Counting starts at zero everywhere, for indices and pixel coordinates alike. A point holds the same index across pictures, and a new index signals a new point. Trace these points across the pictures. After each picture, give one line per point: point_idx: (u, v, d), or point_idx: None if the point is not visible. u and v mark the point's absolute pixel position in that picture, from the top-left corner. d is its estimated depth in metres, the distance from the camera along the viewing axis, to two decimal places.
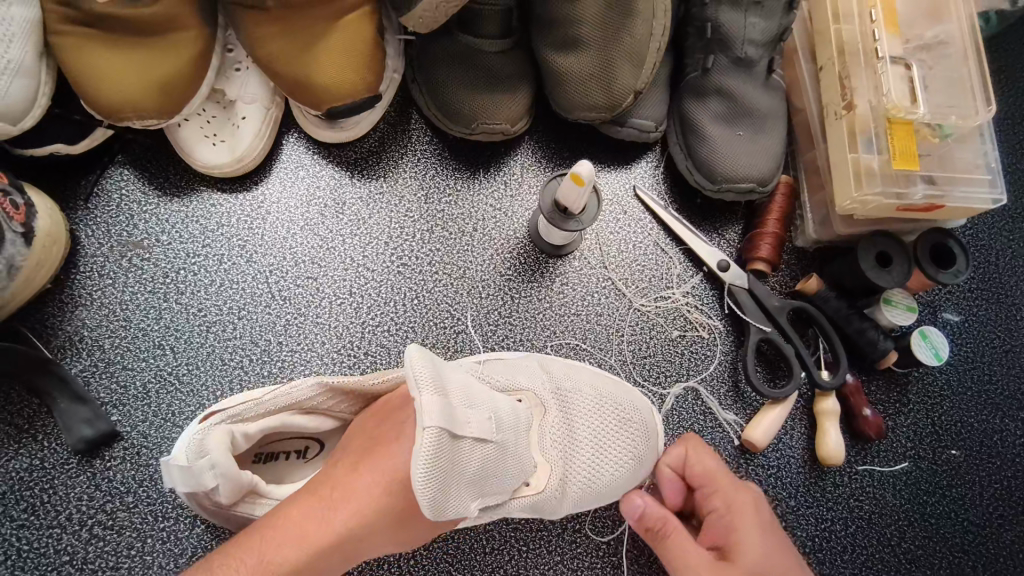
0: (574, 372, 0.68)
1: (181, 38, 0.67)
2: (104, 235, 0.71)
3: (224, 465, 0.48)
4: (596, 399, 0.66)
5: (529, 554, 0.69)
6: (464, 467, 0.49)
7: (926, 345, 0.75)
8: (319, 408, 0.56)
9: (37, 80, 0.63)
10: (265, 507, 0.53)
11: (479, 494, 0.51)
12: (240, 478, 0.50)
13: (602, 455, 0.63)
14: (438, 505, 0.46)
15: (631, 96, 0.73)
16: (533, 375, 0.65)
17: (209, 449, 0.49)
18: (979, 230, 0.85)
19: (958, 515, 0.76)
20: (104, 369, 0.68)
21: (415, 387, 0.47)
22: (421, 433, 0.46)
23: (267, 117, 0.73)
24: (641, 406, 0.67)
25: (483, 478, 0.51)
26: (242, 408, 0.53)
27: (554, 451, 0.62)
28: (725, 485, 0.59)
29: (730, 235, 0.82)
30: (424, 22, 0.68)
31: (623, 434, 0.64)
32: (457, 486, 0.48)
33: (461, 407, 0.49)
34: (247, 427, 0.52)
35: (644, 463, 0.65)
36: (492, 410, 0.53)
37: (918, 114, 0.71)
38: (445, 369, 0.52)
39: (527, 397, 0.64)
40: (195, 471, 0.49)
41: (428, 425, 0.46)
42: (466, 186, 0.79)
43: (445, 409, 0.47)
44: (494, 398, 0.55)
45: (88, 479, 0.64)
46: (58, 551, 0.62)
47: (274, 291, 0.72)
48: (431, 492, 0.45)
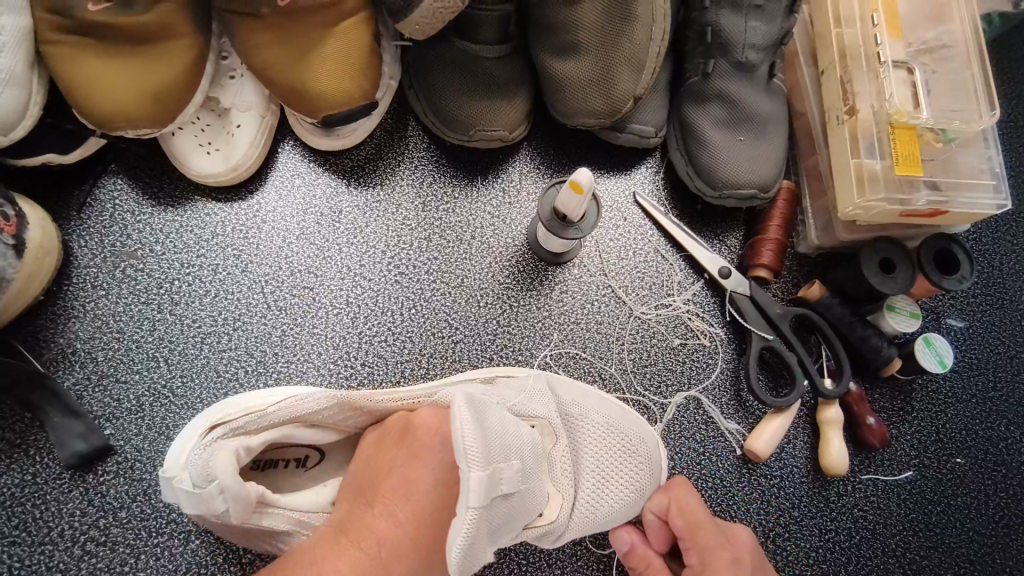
0: (581, 395, 0.68)
1: (174, 46, 0.65)
2: (97, 246, 0.70)
3: (233, 490, 0.47)
4: (605, 428, 0.65)
5: (528, 568, 0.68)
6: (494, 522, 0.48)
7: (930, 352, 0.74)
8: (321, 420, 0.55)
9: (28, 90, 0.62)
10: (273, 517, 0.51)
11: (500, 541, 0.50)
12: (247, 496, 0.48)
13: (605, 484, 0.62)
14: (465, 568, 0.45)
15: (630, 102, 0.72)
16: (547, 402, 0.64)
17: (215, 472, 0.47)
18: (982, 234, 0.84)
19: (963, 524, 0.75)
20: (97, 382, 0.67)
21: (465, 462, 0.45)
22: (462, 512, 0.45)
23: (262, 125, 0.72)
24: (647, 436, 0.66)
25: (505, 526, 0.49)
26: (245, 421, 0.52)
27: (565, 481, 0.61)
28: (705, 527, 0.59)
29: (731, 242, 0.81)
30: (421, 29, 0.67)
31: (628, 465, 0.64)
32: (485, 542, 0.47)
33: (501, 465, 0.47)
34: (249, 441, 0.52)
35: (645, 495, 0.64)
36: (521, 454, 0.51)
37: (921, 118, 0.70)
38: (488, 413, 0.50)
39: (540, 423, 0.63)
40: (206, 496, 0.47)
41: (470, 505, 0.45)
42: (464, 194, 0.78)
43: (490, 480, 0.46)
44: (520, 436, 0.53)
45: (81, 494, 0.64)
46: (51, 568, 0.61)
47: (270, 302, 0.71)
48: (461, 564, 0.45)
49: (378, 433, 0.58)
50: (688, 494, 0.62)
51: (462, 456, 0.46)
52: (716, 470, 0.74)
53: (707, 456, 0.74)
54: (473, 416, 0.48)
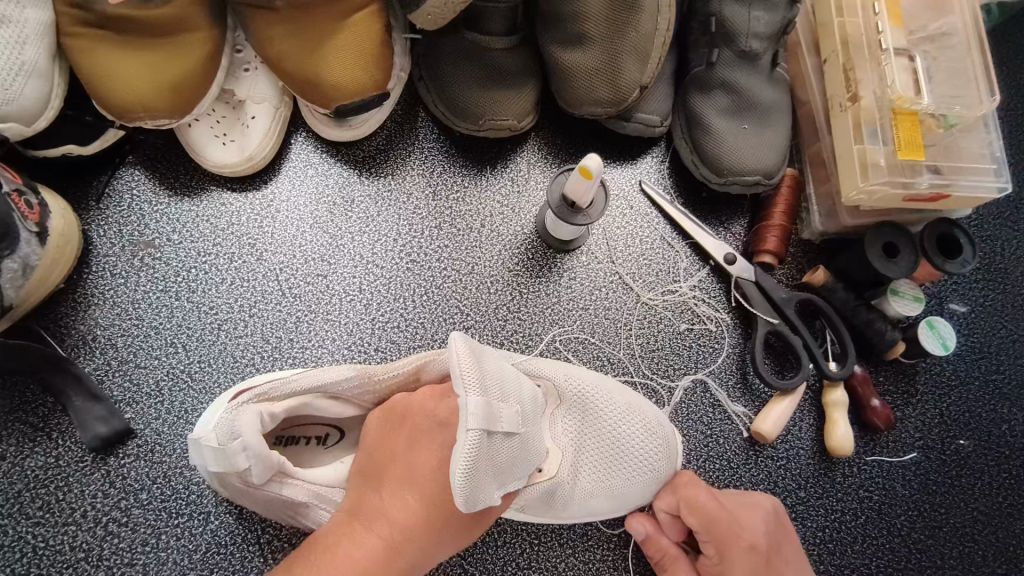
0: (599, 377, 0.68)
1: (190, 39, 0.67)
2: (115, 235, 0.72)
3: (257, 446, 0.49)
4: (626, 411, 0.66)
5: (540, 547, 0.69)
6: (496, 459, 0.49)
7: (933, 335, 0.76)
8: (342, 394, 0.57)
9: (50, 82, 0.64)
10: (292, 488, 0.53)
11: (502, 488, 0.51)
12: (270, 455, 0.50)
13: (618, 463, 0.65)
14: (472, 500, 0.47)
15: (637, 91, 0.74)
16: (559, 370, 0.66)
17: (240, 429, 0.50)
18: (984, 221, 0.85)
19: (967, 504, 0.76)
20: (117, 367, 0.68)
21: (461, 385, 0.47)
22: (463, 433, 0.46)
23: (276, 116, 0.74)
24: (664, 422, 0.68)
25: (507, 468, 0.51)
26: (270, 387, 0.53)
27: (564, 440, 0.65)
28: (720, 523, 0.62)
29: (735, 229, 0.82)
30: (432, 20, 0.68)
31: (646, 444, 0.65)
32: (488, 480, 0.48)
33: (499, 400, 0.50)
34: (273, 407, 0.53)
35: (659, 476, 0.66)
36: (520, 399, 0.54)
37: (922, 104, 0.71)
38: (486, 355, 0.53)
39: (546, 384, 0.66)
40: (228, 454, 0.49)
41: (471, 426, 0.46)
42: (473, 183, 0.79)
43: (488, 408, 0.48)
44: (519, 384, 0.55)
45: (103, 476, 0.65)
46: (74, 547, 0.63)
47: (285, 289, 0.73)
48: (468, 486, 0.46)
49: (381, 414, 0.56)
50: (696, 492, 0.65)
51: (459, 382, 0.48)
52: (723, 452, 0.75)
53: (714, 438, 0.75)
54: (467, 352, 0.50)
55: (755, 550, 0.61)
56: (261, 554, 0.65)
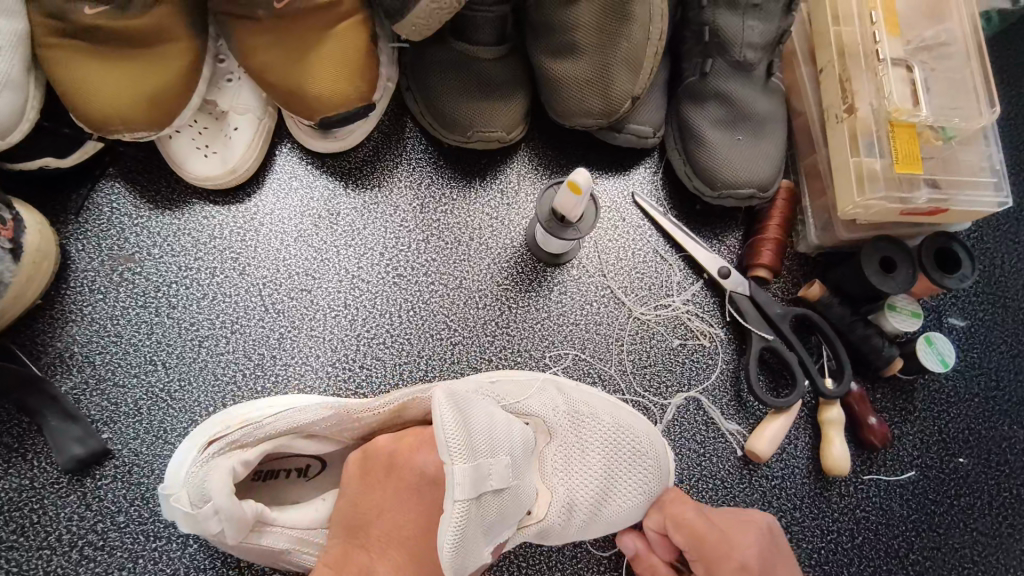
0: (587, 391, 0.67)
1: (170, 49, 0.66)
2: (94, 250, 0.70)
3: (228, 509, 0.47)
4: (614, 429, 0.65)
5: (528, 570, 0.67)
6: (486, 517, 0.48)
7: (932, 351, 0.74)
8: (320, 432, 0.55)
9: (25, 93, 0.62)
10: (270, 536, 0.51)
11: (492, 539, 0.50)
12: (243, 513, 0.48)
13: (609, 489, 0.63)
14: (461, 566, 0.46)
15: (628, 102, 0.72)
16: (547, 401, 0.64)
17: (212, 492, 0.47)
18: (984, 233, 0.83)
19: (966, 525, 0.75)
20: (95, 385, 0.67)
21: (448, 452, 0.46)
22: (450, 502, 0.45)
23: (260, 128, 0.72)
24: (656, 441, 0.66)
25: (496, 523, 0.50)
26: (241, 434, 0.52)
27: (555, 480, 0.62)
28: (709, 540, 0.61)
29: (729, 242, 0.80)
30: (417, 30, 0.67)
31: (634, 468, 0.64)
32: (479, 537, 0.48)
33: (488, 459, 0.48)
34: (246, 455, 0.52)
35: (651, 496, 0.65)
36: (510, 451, 0.52)
37: (920, 116, 0.69)
38: (471, 407, 0.51)
39: (534, 420, 0.64)
40: (199, 518, 0.47)
41: (459, 497, 0.45)
42: (462, 195, 0.78)
43: (476, 471, 0.46)
44: (508, 434, 0.54)
45: (79, 498, 0.63)
46: (48, 572, 0.61)
47: (268, 305, 0.71)
48: (455, 556, 0.45)
49: (359, 454, 0.55)
50: (685, 508, 0.63)
51: (445, 447, 0.46)
52: (717, 471, 0.73)
53: (708, 457, 0.74)
54: (453, 410, 0.49)
55: (745, 570, 0.58)
56: None
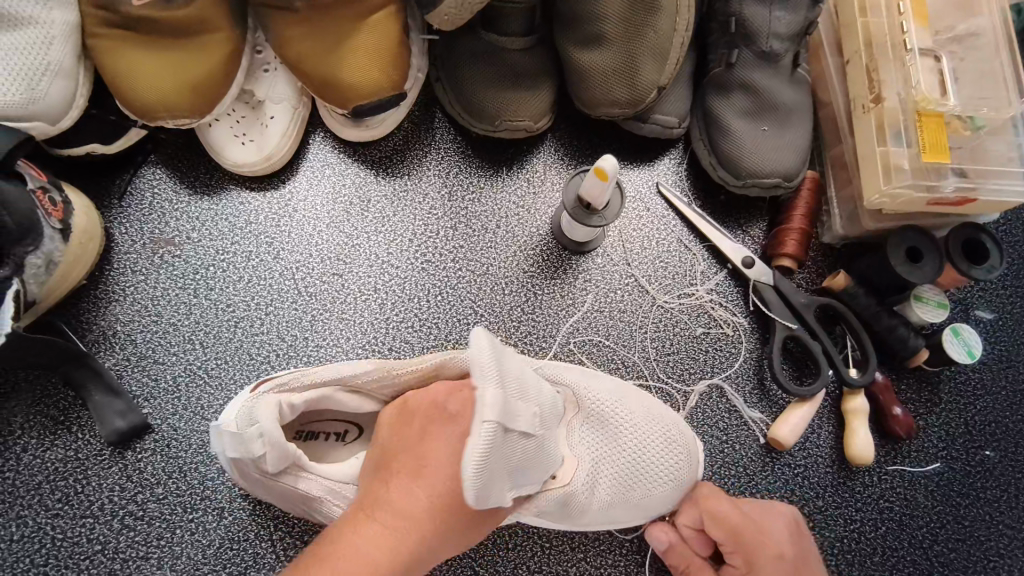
0: (617, 385, 0.68)
1: (211, 39, 0.68)
2: (136, 233, 0.73)
3: (273, 434, 0.49)
4: (645, 417, 0.66)
5: (552, 551, 0.69)
6: (509, 456, 0.48)
7: (959, 342, 0.74)
8: (364, 388, 0.57)
9: (75, 82, 0.65)
10: (306, 481, 0.54)
11: (515, 485, 0.51)
12: (286, 446, 0.50)
13: (640, 471, 0.64)
14: (481, 497, 0.46)
15: (654, 92, 0.73)
16: (577, 376, 0.67)
17: (261, 418, 0.50)
18: (1013, 226, 0.83)
19: (992, 517, 0.74)
20: (136, 363, 0.69)
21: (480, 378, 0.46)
22: (479, 425, 0.45)
23: (294, 117, 0.75)
24: (684, 428, 0.68)
25: (518, 467, 0.50)
26: (292, 379, 0.55)
27: (582, 450, 0.64)
28: (747, 533, 0.62)
29: (754, 232, 0.81)
30: (449, 21, 0.68)
31: (665, 453, 0.65)
32: (501, 474, 0.48)
33: (518, 398, 0.49)
34: (293, 398, 0.53)
35: (683, 483, 0.65)
36: (539, 400, 0.53)
37: (948, 105, 0.70)
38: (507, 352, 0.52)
39: (566, 389, 0.65)
40: (245, 438, 0.50)
41: (488, 419, 0.45)
42: (490, 184, 0.79)
43: (506, 402, 0.47)
44: (540, 387, 0.54)
45: (120, 470, 0.66)
46: (91, 540, 0.64)
47: (300, 288, 0.74)
48: (478, 482, 0.45)
49: (396, 405, 0.56)
50: (717, 502, 0.64)
51: (478, 377, 0.47)
52: (739, 458, 0.74)
53: (730, 444, 0.74)
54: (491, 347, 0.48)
55: (782, 559, 0.60)
56: (274, 551, 0.65)
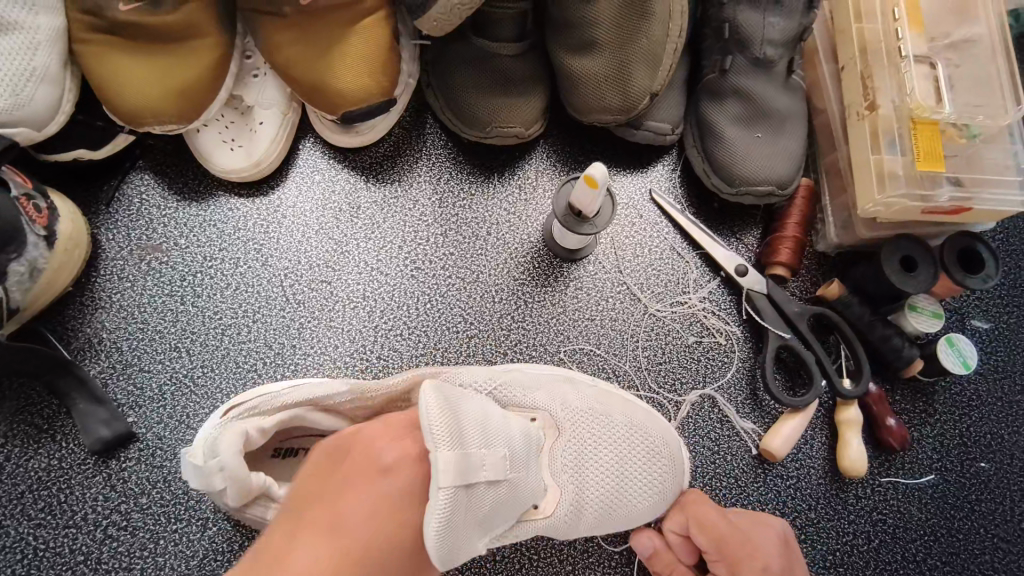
0: (596, 389, 0.68)
1: (200, 45, 0.67)
2: (123, 239, 0.72)
3: (234, 467, 0.49)
4: (629, 430, 0.65)
5: (539, 563, 0.68)
6: (475, 510, 0.49)
7: (953, 352, 0.73)
8: (337, 407, 0.57)
9: (60, 87, 0.65)
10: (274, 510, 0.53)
11: (489, 531, 0.52)
12: (247, 479, 0.50)
13: (623, 487, 0.64)
14: (447, 558, 0.47)
15: (647, 99, 0.73)
16: (556, 394, 0.65)
17: (221, 450, 0.49)
18: (1010, 235, 0.82)
19: (987, 530, 0.74)
20: (121, 370, 0.69)
21: (433, 441, 0.46)
22: (434, 491, 0.46)
23: (284, 122, 0.74)
24: (671, 439, 0.66)
25: (490, 516, 0.51)
26: (258, 401, 0.53)
27: (565, 477, 0.62)
28: (733, 541, 0.61)
29: (748, 240, 0.80)
30: (438, 26, 0.68)
31: (649, 466, 0.64)
32: (470, 527, 0.48)
33: (477, 451, 0.49)
34: (261, 423, 0.52)
35: (667, 498, 0.65)
36: (507, 440, 0.53)
37: (943, 113, 0.69)
38: (461, 402, 0.52)
39: (542, 416, 0.64)
40: (205, 472, 0.49)
41: (442, 485, 0.45)
42: (481, 191, 0.79)
43: (460, 461, 0.47)
44: (508, 426, 0.55)
45: (104, 479, 0.65)
46: (74, 550, 0.63)
47: (289, 295, 0.73)
48: (443, 544, 0.45)
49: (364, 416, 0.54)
50: (706, 508, 0.64)
51: (430, 439, 0.47)
52: (731, 469, 0.73)
53: (721, 455, 0.73)
54: (440, 404, 0.49)
55: (767, 572, 0.59)
56: None
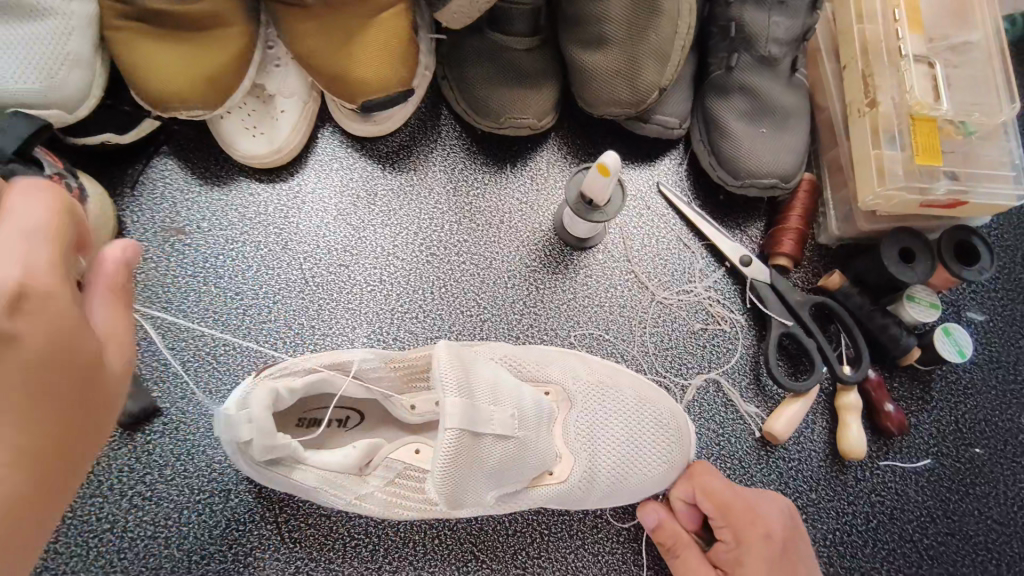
0: (606, 366, 0.70)
1: (227, 34, 0.70)
2: (148, 221, 0.74)
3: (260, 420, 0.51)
4: (637, 403, 0.68)
5: (550, 537, 0.70)
6: (482, 460, 0.55)
7: (950, 341, 0.75)
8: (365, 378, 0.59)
9: (91, 72, 0.66)
10: (301, 472, 0.56)
11: (501, 485, 0.58)
12: (274, 437, 0.52)
13: (632, 459, 0.66)
14: (455, 500, 0.55)
15: (655, 93, 0.75)
16: (568, 369, 0.68)
17: (250, 404, 0.52)
18: (1004, 232, 0.85)
19: (981, 512, 0.76)
20: (145, 348, 0.71)
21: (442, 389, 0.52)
22: (442, 431, 0.52)
23: (304, 111, 0.76)
24: (679, 413, 0.69)
25: (501, 470, 0.57)
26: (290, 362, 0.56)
27: (578, 445, 0.65)
28: (736, 510, 0.63)
29: (752, 232, 0.83)
30: (456, 18, 0.70)
31: (657, 435, 0.67)
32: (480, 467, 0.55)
33: (488, 406, 0.55)
34: (291, 384, 0.55)
35: (676, 466, 0.67)
36: (518, 403, 0.58)
37: (941, 110, 0.71)
38: (475, 363, 0.58)
39: (553, 389, 0.67)
40: (235, 422, 0.53)
41: (448, 426, 0.52)
42: (494, 180, 0.81)
43: (467, 409, 0.53)
44: (522, 391, 0.60)
45: (129, 451, 0.67)
46: (100, 518, 0.65)
47: (308, 278, 0.75)
48: (450, 482, 0.53)
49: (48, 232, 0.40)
50: (710, 478, 0.66)
51: (441, 389, 0.53)
52: (735, 451, 0.75)
53: (726, 438, 0.76)
54: (452, 359, 0.55)
55: (769, 539, 0.62)
56: (278, 533, 0.67)
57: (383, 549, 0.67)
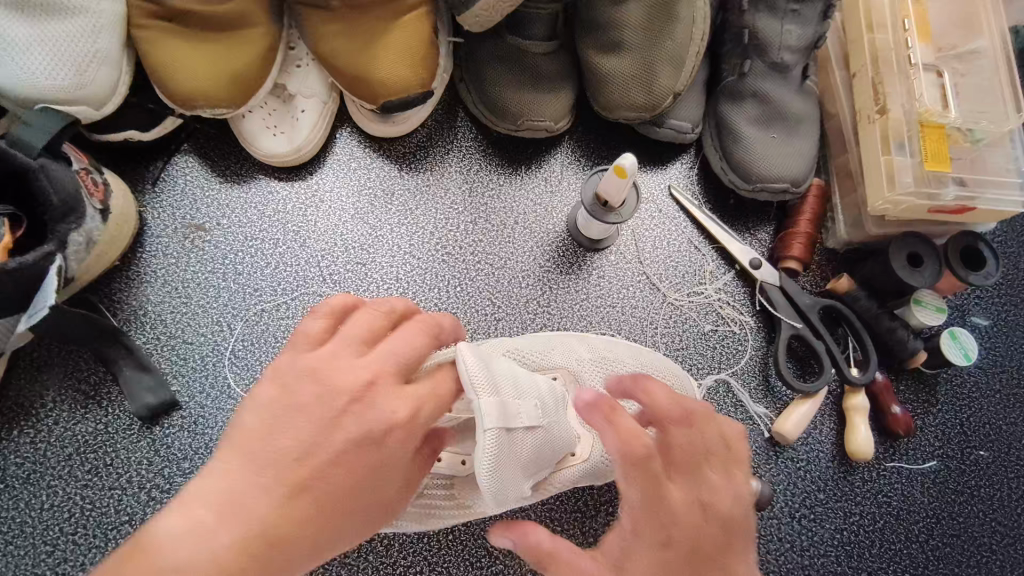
0: (608, 341, 0.73)
1: (253, 34, 0.71)
2: (169, 218, 0.75)
3: None
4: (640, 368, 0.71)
5: (563, 534, 0.71)
6: (518, 452, 0.55)
7: (956, 345, 0.77)
8: None
9: (118, 70, 0.68)
10: None
11: (535, 471, 0.59)
12: None
13: None
14: (500, 498, 0.55)
15: (670, 97, 0.77)
16: (570, 351, 0.70)
17: None
18: (1009, 238, 0.86)
19: (985, 514, 0.77)
20: (165, 342, 0.72)
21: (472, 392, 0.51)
22: (483, 432, 0.51)
23: (324, 110, 0.78)
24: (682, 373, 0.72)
25: (531, 460, 0.57)
26: None
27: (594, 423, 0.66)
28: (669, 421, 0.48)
29: (761, 236, 0.84)
30: (478, 22, 0.72)
31: None
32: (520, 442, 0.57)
33: (515, 399, 0.54)
34: None
35: None
36: (537, 394, 0.59)
37: (950, 118, 0.74)
38: (492, 360, 0.57)
39: (562, 372, 0.68)
40: None
41: (489, 426, 0.51)
42: (509, 182, 0.82)
43: (502, 407, 0.53)
44: (535, 381, 0.60)
45: (148, 444, 0.68)
46: (120, 510, 0.66)
47: (326, 276, 0.76)
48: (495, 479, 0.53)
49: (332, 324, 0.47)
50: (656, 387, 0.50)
51: (470, 390, 0.51)
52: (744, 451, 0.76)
53: None
54: (474, 355, 0.52)
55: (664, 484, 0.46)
56: None
57: (397, 544, 0.68)
